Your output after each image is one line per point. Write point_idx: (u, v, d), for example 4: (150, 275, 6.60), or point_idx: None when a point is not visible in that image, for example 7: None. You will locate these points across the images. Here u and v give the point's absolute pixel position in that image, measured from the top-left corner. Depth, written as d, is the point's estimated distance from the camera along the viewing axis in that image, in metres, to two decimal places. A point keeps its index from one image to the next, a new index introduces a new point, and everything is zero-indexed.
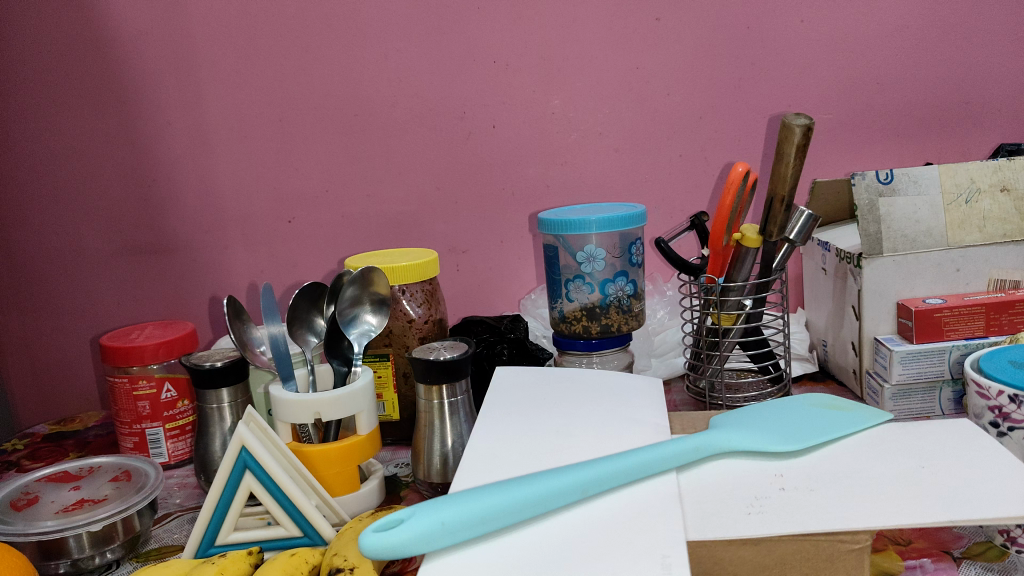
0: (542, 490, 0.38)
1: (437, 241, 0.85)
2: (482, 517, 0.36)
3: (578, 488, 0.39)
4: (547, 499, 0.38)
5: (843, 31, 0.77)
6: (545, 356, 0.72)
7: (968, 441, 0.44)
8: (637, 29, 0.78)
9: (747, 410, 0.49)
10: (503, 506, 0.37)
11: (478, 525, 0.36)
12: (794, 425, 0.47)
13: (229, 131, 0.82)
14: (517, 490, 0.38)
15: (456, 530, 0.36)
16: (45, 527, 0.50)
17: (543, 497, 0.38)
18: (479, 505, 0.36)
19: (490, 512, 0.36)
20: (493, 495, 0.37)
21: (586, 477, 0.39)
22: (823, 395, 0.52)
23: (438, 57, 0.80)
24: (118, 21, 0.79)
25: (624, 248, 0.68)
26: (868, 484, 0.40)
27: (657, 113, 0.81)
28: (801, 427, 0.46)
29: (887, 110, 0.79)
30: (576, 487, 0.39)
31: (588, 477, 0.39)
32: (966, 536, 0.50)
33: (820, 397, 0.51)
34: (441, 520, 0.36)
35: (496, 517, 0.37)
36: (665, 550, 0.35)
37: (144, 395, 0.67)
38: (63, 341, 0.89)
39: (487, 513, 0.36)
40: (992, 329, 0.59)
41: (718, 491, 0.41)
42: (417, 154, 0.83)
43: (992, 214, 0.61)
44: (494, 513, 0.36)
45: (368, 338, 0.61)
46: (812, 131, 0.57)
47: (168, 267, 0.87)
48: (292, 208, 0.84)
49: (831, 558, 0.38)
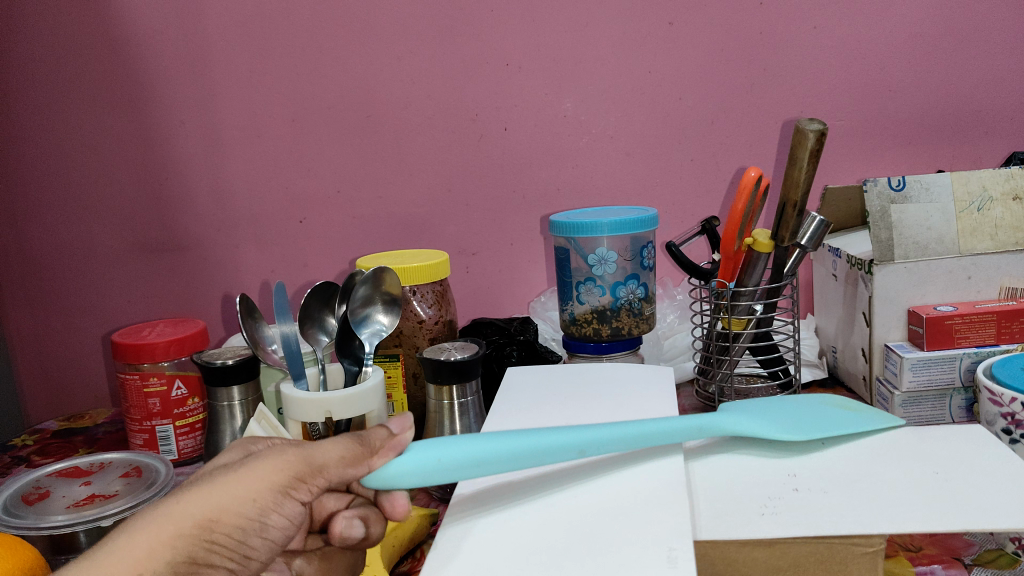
0: (538, 445, 0.39)
1: (448, 242, 0.86)
2: (479, 459, 0.37)
3: (575, 447, 0.40)
4: (542, 453, 0.39)
5: (855, 38, 0.78)
6: (555, 357, 0.72)
7: (983, 448, 0.44)
8: (649, 33, 0.79)
9: (759, 402, 0.49)
10: (500, 454, 0.38)
11: (473, 467, 0.37)
12: (800, 420, 0.46)
13: (242, 131, 0.83)
14: (513, 439, 0.39)
15: (451, 468, 0.37)
16: (56, 522, 0.50)
17: (539, 451, 0.39)
18: (476, 451, 0.38)
19: (484, 456, 0.38)
20: (489, 441, 0.38)
21: (584, 437, 0.40)
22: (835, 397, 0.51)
23: (450, 59, 0.80)
24: (133, 21, 0.80)
25: (636, 251, 0.68)
26: (880, 489, 0.40)
27: (670, 118, 0.81)
28: (809, 421, 0.46)
29: (899, 117, 0.80)
30: (573, 446, 0.40)
31: (585, 438, 0.40)
32: (976, 543, 0.49)
33: (834, 398, 0.51)
34: (437, 457, 0.37)
35: (493, 462, 0.38)
36: (672, 542, 0.34)
37: (155, 392, 0.67)
38: (72, 337, 0.90)
39: (482, 457, 0.38)
40: (1004, 337, 0.59)
41: (730, 490, 0.41)
42: (428, 155, 0.83)
43: (1004, 222, 0.61)
44: (490, 458, 0.38)
45: (379, 337, 0.60)
46: (826, 137, 0.57)
47: (180, 266, 0.87)
48: (304, 208, 0.85)
49: (845, 560, 0.37)
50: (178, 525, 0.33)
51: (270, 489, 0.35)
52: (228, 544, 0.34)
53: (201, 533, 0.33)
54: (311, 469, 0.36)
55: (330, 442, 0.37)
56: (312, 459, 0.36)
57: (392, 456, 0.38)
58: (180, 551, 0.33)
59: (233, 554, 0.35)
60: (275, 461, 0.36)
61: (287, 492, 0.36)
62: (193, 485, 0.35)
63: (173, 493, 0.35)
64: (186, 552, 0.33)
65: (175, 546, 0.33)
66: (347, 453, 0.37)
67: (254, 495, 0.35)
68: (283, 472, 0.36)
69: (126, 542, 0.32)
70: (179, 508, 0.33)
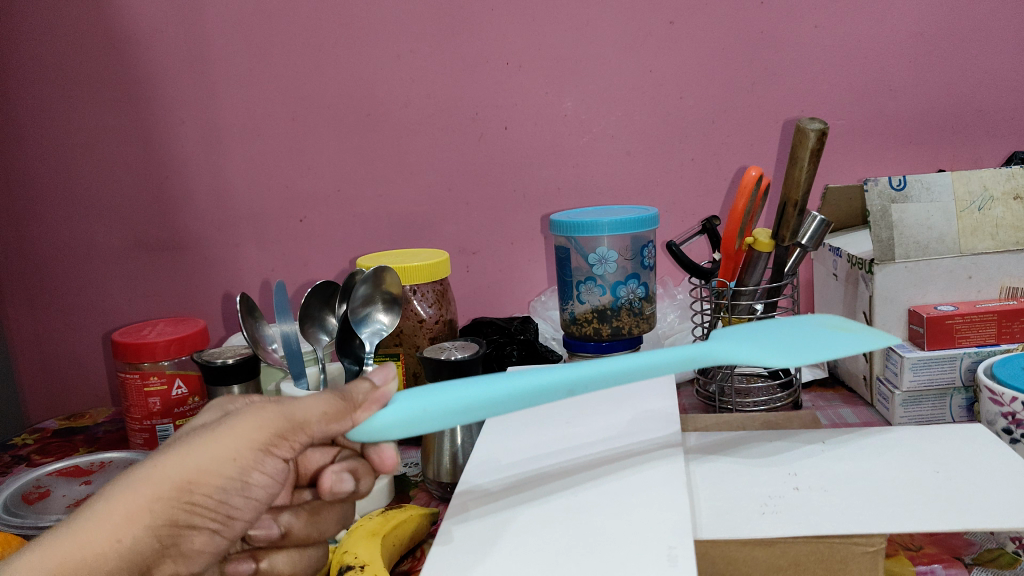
0: (525, 385, 0.37)
1: (448, 242, 0.86)
2: (467, 406, 0.35)
3: (565, 385, 0.37)
4: (532, 394, 0.37)
5: (855, 37, 0.78)
6: (555, 357, 0.72)
7: (984, 447, 0.44)
8: (649, 32, 0.79)
9: (752, 324, 0.43)
10: (486, 399, 0.36)
11: (461, 414, 0.35)
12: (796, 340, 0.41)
13: (243, 130, 0.83)
14: (499, 382, 0.37)
15: (439, 416, 0.35)
16: (55, 520, 0.50)
17: (527, 392, 0.36)
18: (458, 398, 0.35)
19: (471, 402, 0.35)
20: (475, 386, 0.36)
21: (575, 375, 0.38)
22: (834, 317, 0.45)
23: (450, 58, 0.80)
24: (133, 19, 0.80)
25: (636, 251, 0.68)
26: (881, 488, 0.40)
27: (670, 117, 0.81)
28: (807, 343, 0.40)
29: (899, 117, 0.80)
30: (563, 385, 0.37)
31: (575, 376, 0.38)
32: (977, 543, 0.49)
33: (830, 318, 0.45)
34: (422, 406, 0.35)
35: (482, 407, 0.36)
36: (672, 541, 0.34)
37: (155, 391, 0.67)
38: (72, 336, 0.90)
39: (470, 404, 0.35)
40: (1004, 336, 0.59)
41: (730, 489, 0.41)
42: (428, 154, 0.83)
43: (1005, 221, 0.61)
44: (478, 403, 0.35)
45: (380, 337, 0.60)
46: (826, 136, 0.57)
47: (180, 265, 0.87)
48: (304, 207, 0.85)
49: (845, 560, 0.37)
50: (158, 487, 0.32)
51: (251, 448, 0.34)
52: (210, 507, 0.34)
53: (179, 495, 0.33)
54: (293, 425, 0.35)
55: (312, 398, 0.35)
56: (294, 415, 0.35)
57: (376, 409, 0.36)
58: (160, 514, 0.32)
59: (216, 516, 0.34)
60: (254, 418, 0.35)
61: (268, 450, 0.34)
62: (174, 446, 0.34)
63: (153, 455, 0.34)
64: (166, 514, 0.33)
65: (154, 509, 0.32)
66: (329, 409, 0.35)
67: (235, 454, 0.34)
68: (264, 430, 0.34)
69: (105, 508, 0.32)
70: (157, 471, 0.33)
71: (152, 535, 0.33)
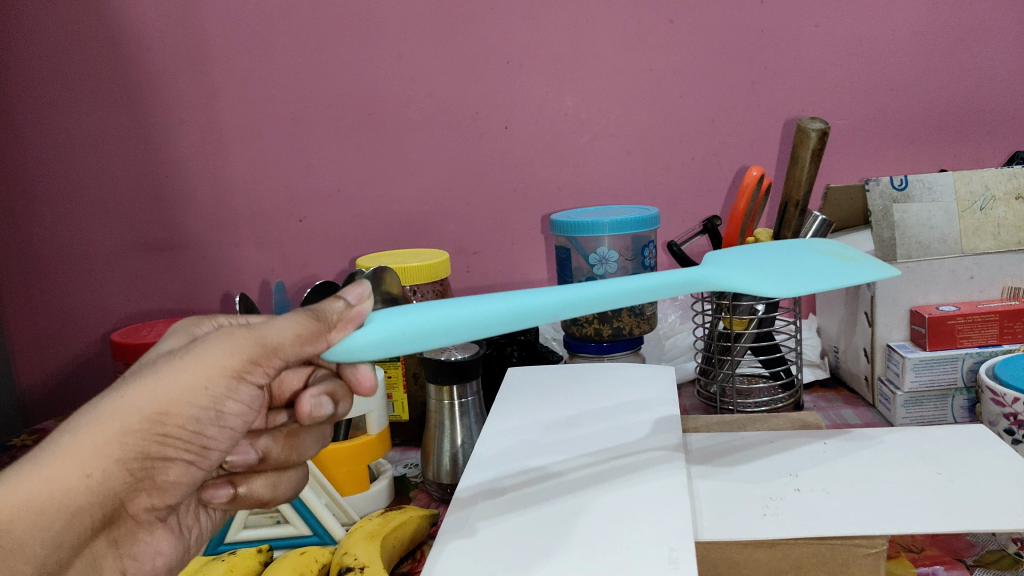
0: (505, 308, 0.35)
1: (448, 242, 0.85)
2: (445, 329, 0.33)
3: (549, 311, 0.35)
4: (513, 317, 0.35)
5: (857, 36, 0.77)
6: (555, 357, 0.71)
7: (986, 448, 0.43)
8: (650, 31, 0.78)
9: (749, 250, 0.44)
10: (464, 321, 0.34)
11: (439, 335, 0.33)
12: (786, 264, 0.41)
13: (242, 129, 0.82)
14: (479, 304, 0.35)
15: (417, 338, 0.33)
16: None
17: (507, 316, 0.35)
18: (441, 316, 0.33)
19: (450, 323, 0.33)
20: (454, 307, 0.34)
21: (561, 299, 0.36)
22: (830, 242, 0.45)
23: (451, 57, 0.80)
24: (132, 17, 0.80)
25: (636, 251, 0.68)
26: (882, 489, 0.40)
27: (671, 117, 0.81)
28: (796, 267, 0.41)
29: (900, 116, 0.79)
30: (547, 310, 0.35)
31: (561, 300, 0.36)
32: (978, 544, 0.49)
33: (828, 243, 0.44)
34: (399, 327, 0.33)
35: (461, 326, 0.34)
36: (673, 543, 0.34)
37: None
38: (71, 336, 0.89)
39: (447, 325, 0.33)
40: (1006, 337, 0.58)
41: (731, 491, 0.41)
42: (428, 154, 0.83)
43: (1007, 221, 0.60)
44: (456, 325, 0.34)
45: None
46: (829, 134, 0.57)
47: (180, 264, 0.87)
48: (304, 206, 0.85)
49: (847, 562, 0.37)
50: (126, 421, 0.32)
51: (222, 374, 0.34)
52: (184, 435, 0.34)
53: (151, 428, 0.33)
54: (266, 351, 0.35)
55: (281, 320, 0.35)
56: (265, 340, 0.35)
57: (352, 328, 0.34)
58: (131, 446, 0.33)
59: (191, 444, 0.35)
60: (224, 345, 0.35)
61: (241, 375, 0.35)
62: (138, 376, 0.34)
63: (117, 387, 0.33)
64: (139, 445, 0.33)
65: (124, 443, 0.32)
66: (301, 331, 0.34)
67: (206, 382, 0.34)
68: (235, 357, 0.35)
69: (70, 442, 0.31)
70: (123, 404, 0.32)
71: (125, 467, 0.33)
